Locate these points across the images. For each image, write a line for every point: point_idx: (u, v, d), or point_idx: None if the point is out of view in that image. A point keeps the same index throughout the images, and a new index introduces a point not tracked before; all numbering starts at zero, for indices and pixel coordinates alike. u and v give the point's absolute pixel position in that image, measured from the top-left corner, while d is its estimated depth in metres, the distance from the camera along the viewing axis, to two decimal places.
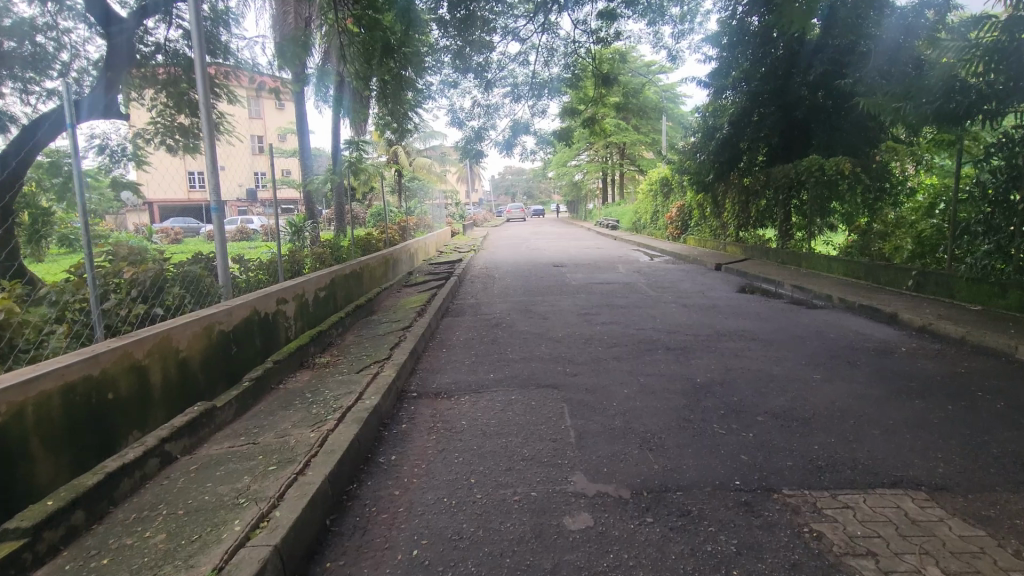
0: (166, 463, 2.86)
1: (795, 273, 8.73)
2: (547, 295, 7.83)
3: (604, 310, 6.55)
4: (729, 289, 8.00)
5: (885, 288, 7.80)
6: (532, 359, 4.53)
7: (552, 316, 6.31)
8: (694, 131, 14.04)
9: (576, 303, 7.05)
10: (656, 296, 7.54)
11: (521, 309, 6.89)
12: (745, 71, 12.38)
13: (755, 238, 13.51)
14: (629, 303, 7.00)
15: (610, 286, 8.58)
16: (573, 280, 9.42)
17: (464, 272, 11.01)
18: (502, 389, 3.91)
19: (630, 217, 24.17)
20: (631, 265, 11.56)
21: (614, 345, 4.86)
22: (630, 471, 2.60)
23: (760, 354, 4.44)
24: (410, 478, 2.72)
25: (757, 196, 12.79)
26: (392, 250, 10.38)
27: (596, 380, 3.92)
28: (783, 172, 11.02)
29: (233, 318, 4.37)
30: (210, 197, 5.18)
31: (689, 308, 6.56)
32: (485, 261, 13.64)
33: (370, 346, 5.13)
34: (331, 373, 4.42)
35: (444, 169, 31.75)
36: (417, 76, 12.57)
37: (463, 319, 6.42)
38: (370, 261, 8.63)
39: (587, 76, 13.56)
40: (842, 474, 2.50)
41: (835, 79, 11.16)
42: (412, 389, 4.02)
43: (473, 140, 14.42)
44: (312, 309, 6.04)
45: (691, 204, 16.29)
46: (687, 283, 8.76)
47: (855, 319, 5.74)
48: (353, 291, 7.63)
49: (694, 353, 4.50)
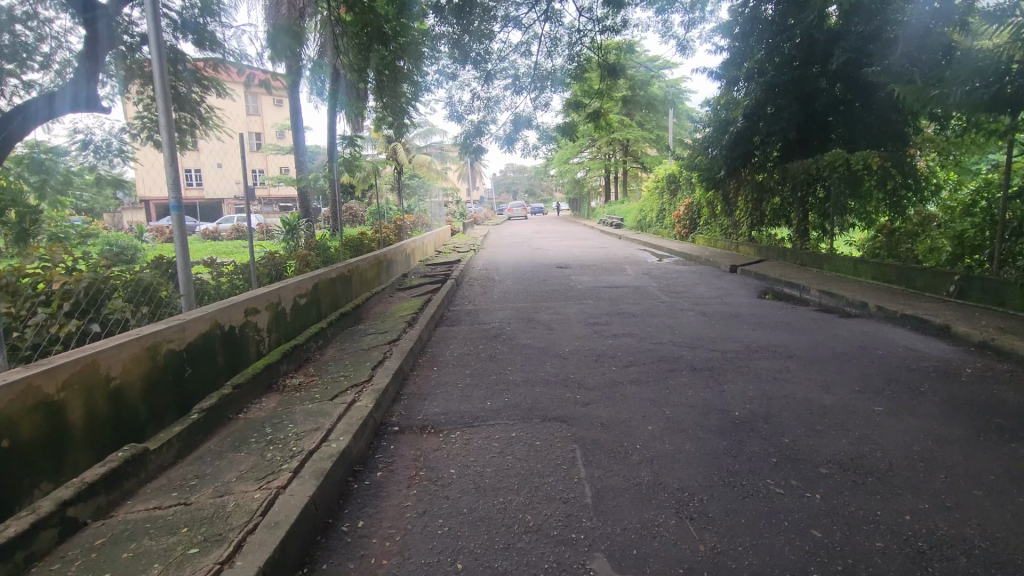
0: (67, 533, 2.23)
1: (820, 276, 8.07)
2: (551, 302, 7.19)
3: (615, 319, 5.90)
4: (749, 295, 7.35)
5: (921, 293, 7.14)
6: (536, 383, 3.89)
7: (557, 326, 5.67)
8: (704, 125, 13.39)
9: (584, 311, 6.40)
10: (670, 302, 6.89)
11: (523, 318, 6.25)
12: (759, 62, 11.74)
13: (770, 237, 12.79)
14: (642, 311, 6.35)
15: (619, 291, 7.93)
16: (578, 284, 8.78)
17: (462, 274, 10.35)
18: (500, 424, 3.26)
19: (634, 215, 23.52)
20: (640, 266, 10.91)
21: (630, 364, 4.22)
22: (668, 557, 1.96)
23: (803, 378, 3.80)
24: (378, 558, 2.08)
25: (772, 194, 12.06)
26: (385, 251, 9.71)
27: (613, 412, 3.29)
28: (803, 167, 10.28)
29: (186, 335, 3.72)
30: (168, 193, 4.54)
31: (709, 318, 5.90)
32: (484, 263, 12.97)
33: (350, 364, 4.48)
34: (300, 399, 3.77)
35: (444, 167, 31.11)
36: (415, 67, 11.95)
37: (458, 330, 5.78)
38: (359, 263, 7.97)
39: (593, 68, 12.93)
40: (955, 564, 1.87)
41: (858, 69, 10.50)
42: (392, 421, 3.37)
43: (473, 135, 13.78)
44: (290, 318, 5.39)
45: (700, 202, 15.62)
46: (702, 287, 8.12)
47: (901, 332, 5.10)
48: (339, 297, 6.98)
49: (725, 376, 3.85)
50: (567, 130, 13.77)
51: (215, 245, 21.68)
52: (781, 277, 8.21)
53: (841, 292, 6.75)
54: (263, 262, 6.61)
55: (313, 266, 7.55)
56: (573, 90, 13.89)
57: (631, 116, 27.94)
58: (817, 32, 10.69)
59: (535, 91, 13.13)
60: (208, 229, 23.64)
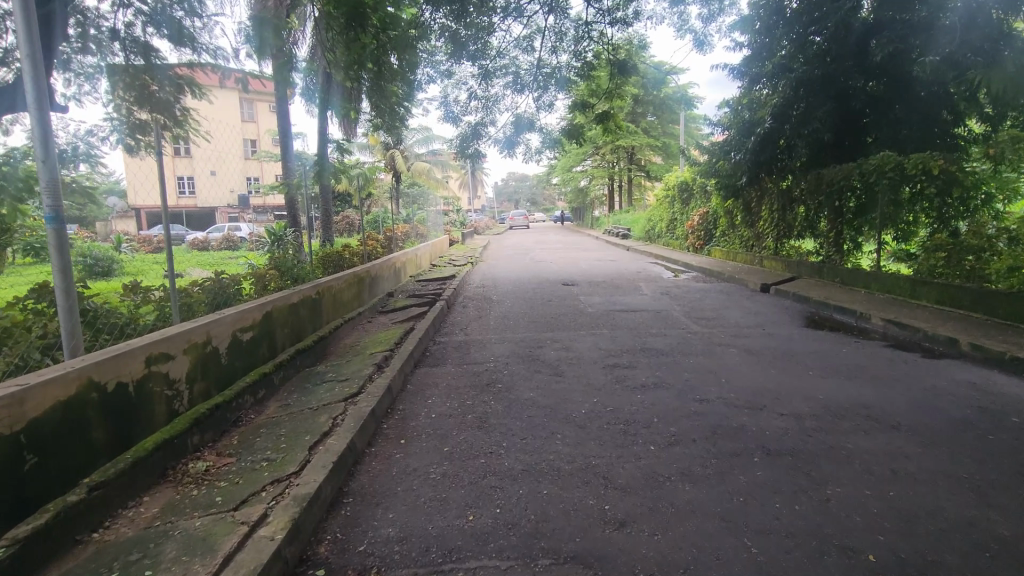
0: None
1: (874, 300, 6.84)
2: (558, 332, 5.97)
3: (641, 360, 4.68)
4: (794, 323, 6.15)
5: (1007, 322, 5.92)
6: (541, 476, 2.68)
7: (567, 369, 4.46)
8: (723, 127, 12.18)
9: (599, 347, 5.18)
10: (703, 333, 5.68)
11: (523, 356, 5.03)
12: (787, 56, 10.47)
13: (796, 249, 11.57)
14: (671, 346, 5.12)
15: (638, 316, 6.73)
16: (588, 305, 7.57)
17: (455, 293, 9.15)
18: (487, 568, 2.03)
19: (642, 225, 22.27)
20: (656, 284, 9.72)
21: (675, 441, 3.00)
22: None
23: (936, 472, 2.59)
24: None
25: (799, 202, 10.84)
26: (368, 266, 8.50)
27: (668, 546, 2.08)
28: (841, 172, 9.07)
29: (30, 411, 2.39)
30: (39, 200, 3.15)
31: (758, 358, 4.68)
32: (481, 278, 11.76)
33: (286, 433, 3.27)
34: (195, 504, 2.55)
35: (444, 175, 29.99)
36: (410, 65, 10.85)
37: (442, 374, 4.57)
38: (332, 283, 6.78)
39: (604, 65, 11.75)
40: None
41: (900, 65, 9.32)
42: (317, 558, 2.15)
43: (470, 138, 12.58)
44: (225, 360, 4.18)
45: (716, 211, 14.42)
46: (734, 311, 6.91)
47: (1020, 384, 3.88)
48: (302, 325, 5.80)
49: (820, 467, 2.64)
50: (573, 133, 12.56)
51: (202, 255, 20.57)
52: (828, 299, 6.99)
53: (914, 322, 5.53)
54: (204, 283, 5.39)
55: (273, 287, 6.33)
56: (579, 90, 12.68)
57: (636, 122, 26.91)
58: (853, 23, 9.43)
59: (538, 91, 11.99)
60: (196, 240, 22.52)
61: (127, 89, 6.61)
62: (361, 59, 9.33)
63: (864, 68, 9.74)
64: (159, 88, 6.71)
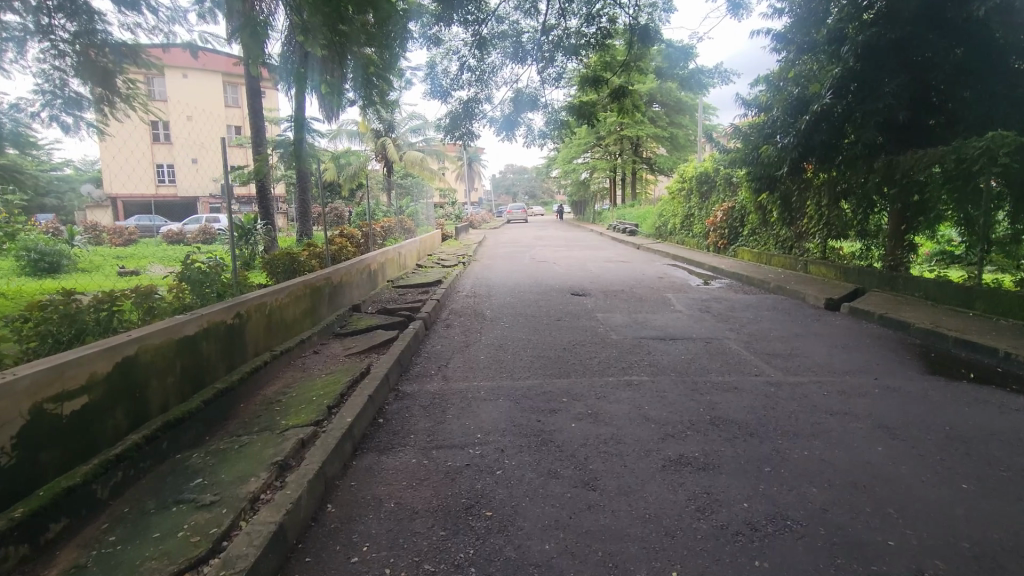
0: None
1: (1005, 329, 5.02)
2: (575, 379, 4.15)
3: (724, 451, 2.87)
4: (911, 367, 4.33)
5: None
6: None
7: (603, 473, 2.65)
8: (759, 107, 10.33)
9: (644, 414, 3.37)
10: (792, 387, 3.86)
11: (526, 432, 3.20)
12: (844, 17, 8.45)
13: (845, 252, 9.73)
14: (758, 419, 3.30)
15: (684, 351, 4.91)
16: (611, 330, 5.75)
17: (439, 304, 7.31)
18: None
19: (652, 220, 20.43)
20: (687, 294, 7.93)
21: None
22: None
23: None
24: None
25: (855, 196, 8.99)
26: (326, 271, 6.61)
27: None
28: (927, 158, 7.22)
29: None
30: None
31: (911, 448, 2.88)
32: (473, 284, 9.90)
33: None
34: None
35: (441, 167, 28.16)
36: (394, 29, 8.91)
37: (394, 476, 2.73)
38: (263, 300, 4.90)
39: (621, 33, 9.94)
40: None
41: (992, 25, 7.36)
42: None
43: (461, 118, 10.68)
44: (5, 462, 2.32)
45: (745, 206, 12.57)
46: (811, 343, 5.11)
47: None
48: (202, 367, 3.92)
49: None
50: (583, 113, 10.70)
51: (173, 248, 18.74)
52: (940, 327, 5.16)
53: None
54: (55, 307, 3.60)
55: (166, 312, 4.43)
56: (591, 61, 10.71)
57: (643, 111, 25.05)
58: None
59: (541, 63, 10.17)
60: (171, 233, 20.71)
61: (70, 58, 6.05)
62: (330, 15, 7.42)
63: (944, 28, 7.71)
64: (102, 55, 6.10)
